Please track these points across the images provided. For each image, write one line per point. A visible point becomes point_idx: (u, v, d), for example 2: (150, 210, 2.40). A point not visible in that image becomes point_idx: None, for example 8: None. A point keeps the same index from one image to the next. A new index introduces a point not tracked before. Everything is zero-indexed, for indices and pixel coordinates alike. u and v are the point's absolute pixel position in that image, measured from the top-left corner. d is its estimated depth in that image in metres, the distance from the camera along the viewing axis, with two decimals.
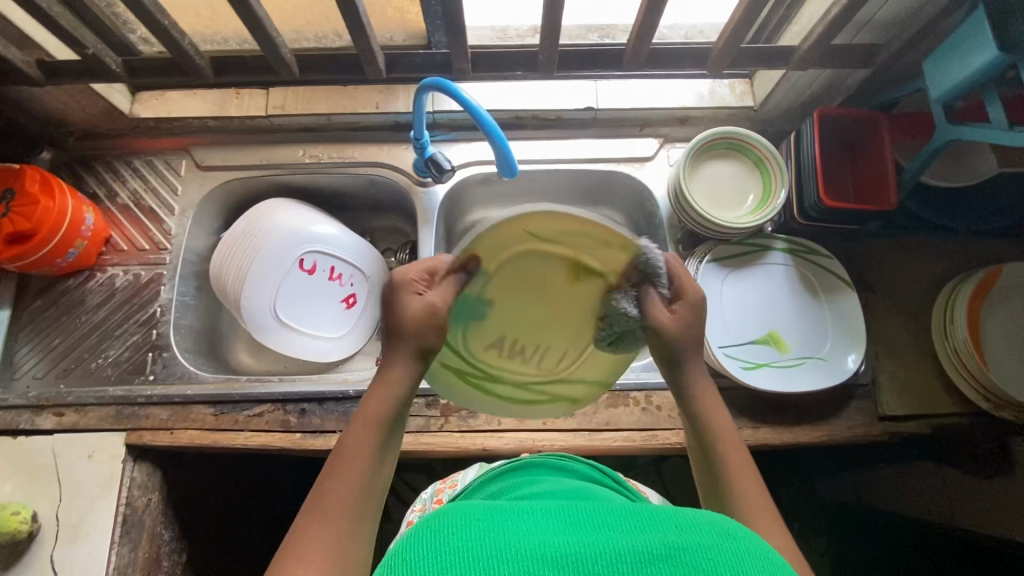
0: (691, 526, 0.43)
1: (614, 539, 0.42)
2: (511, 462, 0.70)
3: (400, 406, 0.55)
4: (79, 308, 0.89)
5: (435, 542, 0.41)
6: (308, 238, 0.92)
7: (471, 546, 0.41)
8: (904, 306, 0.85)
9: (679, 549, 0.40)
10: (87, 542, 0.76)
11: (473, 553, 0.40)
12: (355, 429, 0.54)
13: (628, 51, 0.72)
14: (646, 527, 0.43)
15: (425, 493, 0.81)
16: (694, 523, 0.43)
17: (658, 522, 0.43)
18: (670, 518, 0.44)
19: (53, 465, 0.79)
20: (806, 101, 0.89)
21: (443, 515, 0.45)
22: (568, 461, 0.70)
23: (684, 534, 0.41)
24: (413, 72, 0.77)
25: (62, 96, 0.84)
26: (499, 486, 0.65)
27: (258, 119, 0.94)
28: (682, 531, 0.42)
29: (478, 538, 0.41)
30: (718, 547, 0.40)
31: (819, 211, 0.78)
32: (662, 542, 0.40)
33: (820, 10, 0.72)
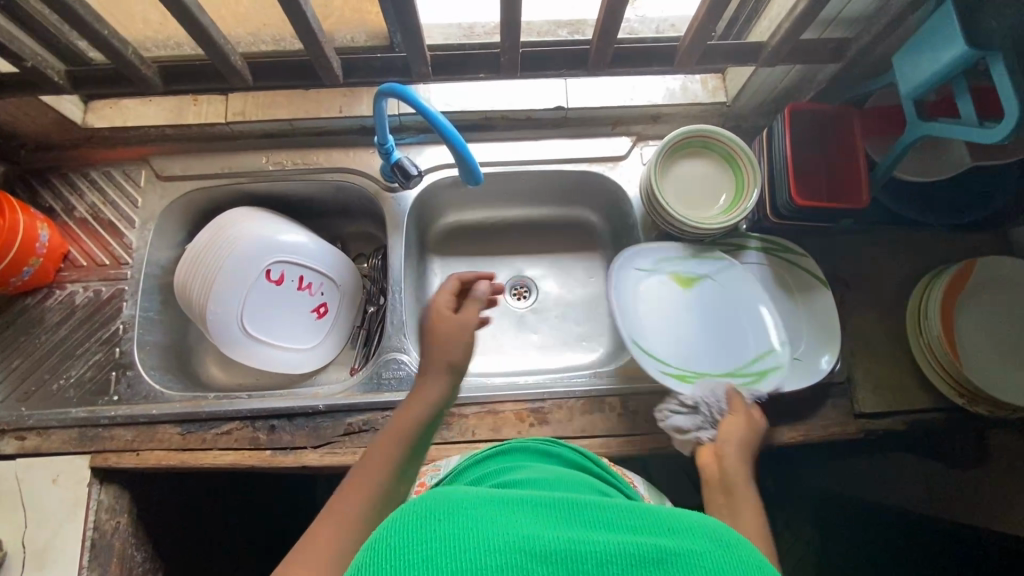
0: (685, 527, 0.41)
1: (606, 536, 0.40)
2: (493, 447, 0.69)
3: (431, 417, 0.63)
4: (39, 327, 0.86)
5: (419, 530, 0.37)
6: (277, 246, 0.90)
7: (461, 532, 0.38)
8: (879, 302, 0.85)
9: (673, 554, 0.38)
10: (53, 569, 0.74)
11: (465, 540, 0.37)
12: (382, 438, 0.59)
13: (592, 50, 0.70)
14: (638, 528, 0.41)
15: None
16: (686, 524, 0.41)
17: (654, 524, 0.41)
18: (665, 517, 0.42)
19: (16, 491, 0.77)
20: (778, 96, 0.87)
21: (426, 496, 0.41)
22: (555, 445, 0.69)
23: (677, 538, 0.40)
24: (372, 76, 0.74)
25: (8, 109, 0.80)
26: (485, 470, 0.64)
27: (218, 127, 0.91)
28: (674, 535, 0.40)
29: (467, 520, 0.38)
30: (711, 554, 0.38)
31: (791, 210, 0.77)
32: (655, 545, 0.39)
33: (788, 5, 0.70)
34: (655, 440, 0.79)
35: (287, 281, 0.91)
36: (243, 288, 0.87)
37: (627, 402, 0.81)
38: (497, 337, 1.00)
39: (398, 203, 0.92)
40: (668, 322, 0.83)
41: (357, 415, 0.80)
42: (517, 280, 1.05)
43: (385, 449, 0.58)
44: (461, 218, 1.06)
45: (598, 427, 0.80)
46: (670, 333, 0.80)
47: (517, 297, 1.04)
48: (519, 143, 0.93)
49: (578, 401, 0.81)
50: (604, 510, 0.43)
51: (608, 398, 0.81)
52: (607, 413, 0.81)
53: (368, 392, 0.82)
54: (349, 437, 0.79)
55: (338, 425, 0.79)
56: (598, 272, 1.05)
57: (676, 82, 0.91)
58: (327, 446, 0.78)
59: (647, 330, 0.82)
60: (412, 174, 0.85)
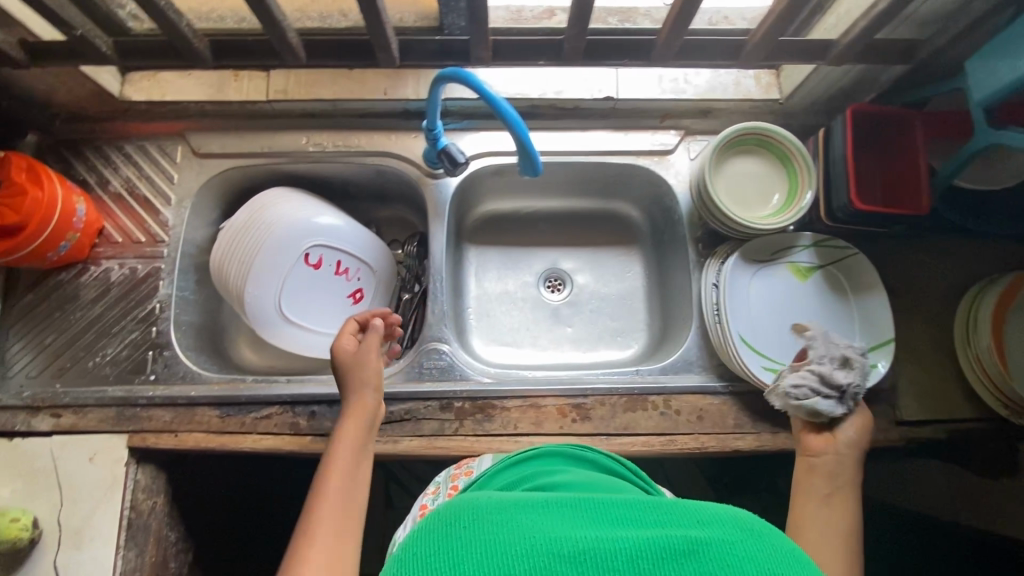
0: (715, 520, 0.42)
1: (634, 533, 0.41)
2: (524, 451, 0.66)
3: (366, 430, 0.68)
4: (74, 303, 0.84)
5: (444, 542, 0.41)
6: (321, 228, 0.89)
7: (490, 540, 0.40)
8: (926, 310, 0.84)
9: (707, 546, 0.39)
10: (91, 548, 0.74)
11: (490, 547, 0.39)
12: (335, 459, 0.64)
13: (660, 40, 0.67)
14: (670, 523, 0.42)
15: (438, 477, 0.73)
16: (720, 517, 0.43)
17: (682, 518, 0.42)
18: (695, 513, 0.43)
19: (52, 469, 0.76)
20: (835, 95, 0.86)
21: (450, 508, 0.44)
22: (590, 453, 0.67)
23: (706, 530, 0.41)
24: (428, 59, 0.72)
25: (47, 78, 0.78)
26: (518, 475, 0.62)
27: (258, 104, 0.88)
28: (707, 527, 0.41)
29: (491, 527, 0.41)
30: (744, 543, 0.40)
31: (848, 213, 0.76)
32: (689, 538, 0.40)
33: (863, 2, 0.68)
34: (698, 440, 0.79)
35: (326, 265, 0.90)
36: (283, 269, 0.86)
37: (670, 401, 0.80)
38: (532, 330, 0.99)
39: (440, 190, 0.90)
40: (771, 316, 0.81)
41: (398, 404, 0.79)
42: (551, 272, 1.03)
43: (340, 456, 0.64)
44: (497, 207, 1.04)
45: (641, 425, 0.79)
46: (719, 333, 0.80)
47: (551, 290, 1.02)
48: (566, 133, 0.91)
49: (621, 398, 0.80)
50: (636, 511, 0.44)
51: (651, 396, 0.81)
52: (650, 412, 0.80)
53: (409, 381, 0.82)
54: (390, 425, 0.78)
55: None
56: (634, 267, 1.03)
57: (729, 76, 0.89)
58: None
59: (751, 325, 0.80)
60: (458, 162, 0.82)
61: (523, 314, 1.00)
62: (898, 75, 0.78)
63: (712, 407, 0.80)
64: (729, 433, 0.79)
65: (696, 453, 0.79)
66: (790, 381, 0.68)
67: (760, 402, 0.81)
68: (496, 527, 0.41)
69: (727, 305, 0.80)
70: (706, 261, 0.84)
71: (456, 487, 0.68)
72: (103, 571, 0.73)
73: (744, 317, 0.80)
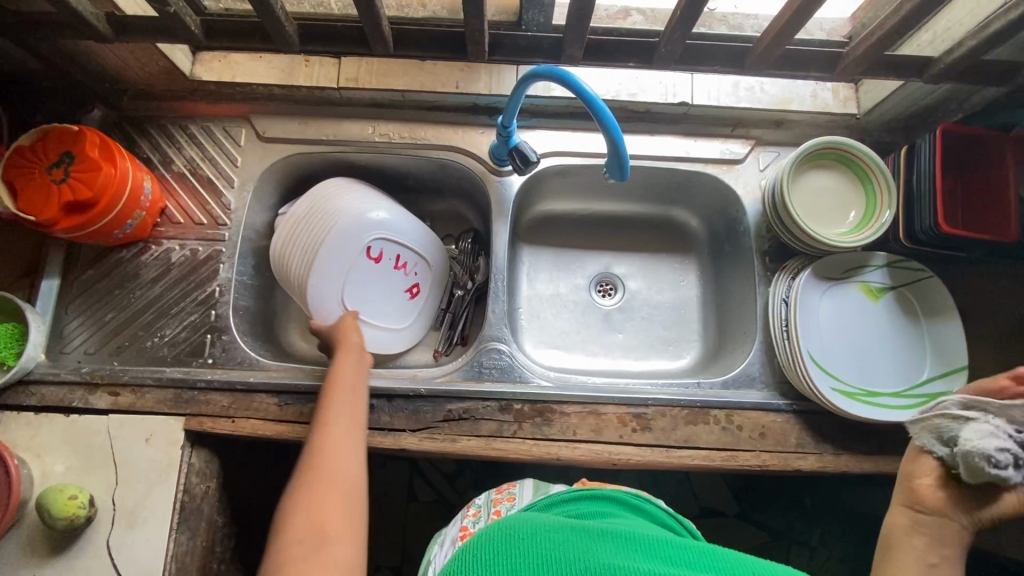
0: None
1: (694, 572, 0.49)
2: (576, 489, 0.68)
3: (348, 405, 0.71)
4: (134, 282, 0.84)
5: (516, 548, 0.52)
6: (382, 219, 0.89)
7: (546, 553, 0.51)
8: (998, 338, 0.82)
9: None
10: (145, 529, 0.73)
11: (547, 560, 0.50)
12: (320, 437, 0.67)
13: (758, 48, 0.66)
14: (730, 571, 0.50)
15: (478, 499, 0.77)
16: (777, 573, 0.50)
17: (745, 570, 0.50)
18: (757, 566, 0.51)
19: (109, 447, 0.76)
20: (916, 113, 0.84)
21: (516, 523, 0.55)
22: (643, 501, 0.68)
23: None
24: (515, 55, 0.70)
25: (124, 53, 0.77)
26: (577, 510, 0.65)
27: (327, 91, 0.87)
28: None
29: (548, 542, 0.52)
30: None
31: (930, 235, 0.74)
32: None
33: (970, 21, 0.66)
34: (760, 457, 0.77)
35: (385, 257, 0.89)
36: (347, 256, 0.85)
37: (732, 416, 0.79)
38: (583, 335, 0.98)
39: (504, 187, 0.89)
40: (841, 342, 0.79)
41: (456, 402, 0.78)
42: (604, 277, 1.02)
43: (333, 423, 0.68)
44: (553, 208, 1.02)
45: (703, 439, 0.78)
46: (786, 350, 0.78)
47: (603, 295, 1.01)
48: (635, 137, 0.89)
49: (682, 410, 0.79)
50: (696, 554, 0.52)
51: (713, 410, 0.79)
52: (712, 426, 0.78)
53: (467, 379, 0.81)
54: (448, 423, 0.77)
55: (437, 411, 0.78)
56: (689, 277, 1.01)
57: (806, 88, 0.88)
58: (426, 430, 0.77)
59: (822, 349, 0.78)
60: (531, 161, 0.80)
61: (574, 318, 0.99)
62: (990, 97, 0.76)
63: (775, 424, 0.79)
64: (792, 452, 0.77)
65: (756, 471, 0.78)
66: (992, 441, 0.54)
67: (824, 422, 0.79)
68: (564, 546, 0.51)
69: (799, 326, 0.78)
70: (775, 275, 0.83)
71: (499, 512, 0.73)
72: (155, 554, 0.73)
73: (815, 335, 0.79)
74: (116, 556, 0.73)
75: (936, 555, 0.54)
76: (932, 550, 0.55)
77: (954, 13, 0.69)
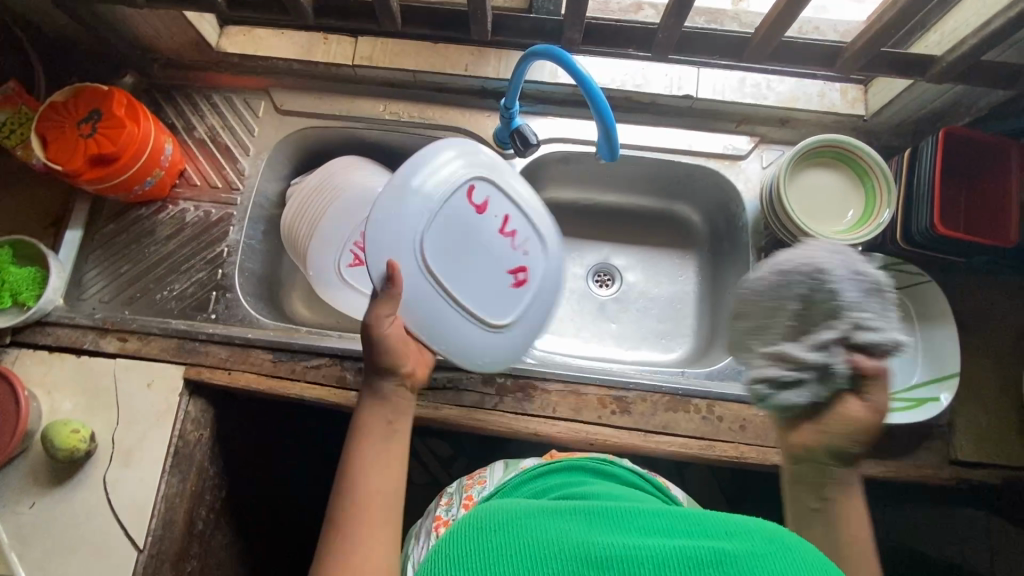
0: (741, 532, 0.48)
1: (657, 541, 0.47)
2: (545, 463, 0.70)
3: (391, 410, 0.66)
4: (150, 238, 0.89)
5: (486, 551, 0.47)
6: (489, 163, 0.73)
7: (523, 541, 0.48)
8: (994, 349, 0.80)
9: (736, 558, 0.44)
10: (139, 468, 0.77)
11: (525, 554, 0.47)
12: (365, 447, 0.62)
13: (757, 37, 0.66)
14: (695, 532, 0.48)
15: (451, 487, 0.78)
16: (745, 530, 0.48)
17: (711, 529, 0.48)
18: (723, 526, 0.49)
19: (113, 389, 0.80)
20: (924, 117, 0.83)
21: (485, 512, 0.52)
22: (607, 463, 0.71)
23: (732, 542, 0.46)
24: (521, 37, 0.72)
25: (154, 21, 0.82)
26: (538, 486, 0.67)
27: (343, 69, 0.91)
28: (730, 538, 0.47)
29: (525, 529, 0.49)
30: (767, 552, 0.45)
31: (926, 237, 0.73)
32: (714, 549, 0.45)
33: (974, 20, 0.66)
34: (739, 449, 0.77)
35: (484, 210, 0.71)
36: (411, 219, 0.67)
37: (713, 406, 0.79)
38: (577, 322, 0.99)
39: None
40: None
41: (443, 371, 0.80)
42: (601, 266, 1.03)
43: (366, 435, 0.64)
44: (557, 196, 1.03)
45: (681, 426, 0.78)
46: None
47: (600, 285, 1.02)
48: (638, 127, 0.90)
49: (664, 397, 0.79)
50: (654, 518, 0.51)
51: (695, 399, 0.79)
52: (692, 414, 0.79)
53: None
54: (432, 391, 0.79)
55: None
56: (688, 273, 1.01)
57: (814, 87, 0.87)
58: None
59: None
60: (530, 143, 0.83)
61: (570, 305, 1.00)
62: (998, 102, 0.75)
63: (756, 418, 0.79)
64: (771, 447, 0.77)
65: (734, 463, 0.78)
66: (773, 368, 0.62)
67: None
68: (534, 538, 0.48)
69: None
70: None
71: (469, 497, 0.73)
72: (148, 492, 0.77)
73: None
74: (111, 491, 0.77)
75: (818, 499, 0.59)
76: (814, 496, 0.60)
77: (960, 13, 0.68)
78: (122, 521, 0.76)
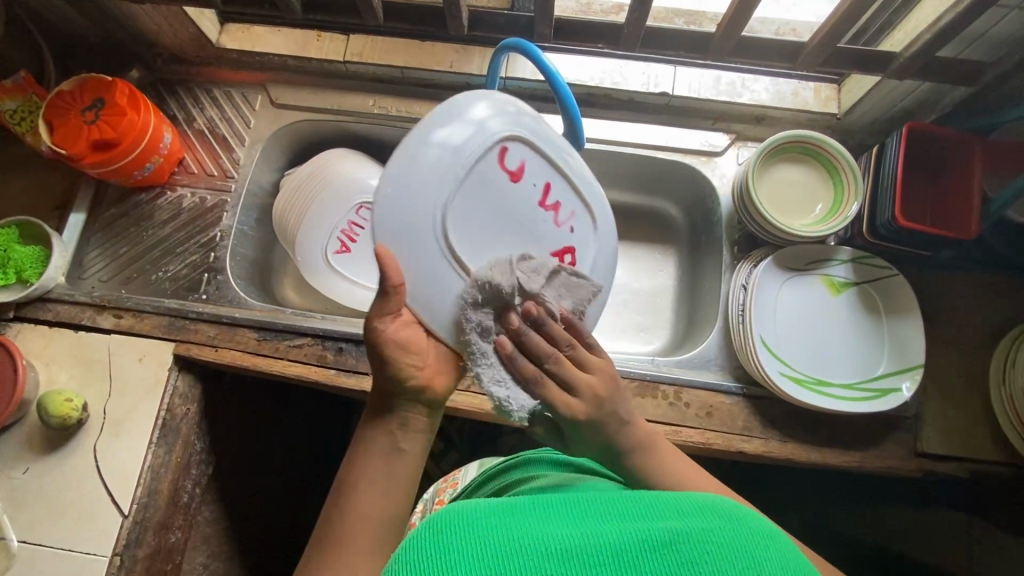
0: (693, 509, 0.40)
1: (613, 530, 0.38)
2: (507, 458, 0.73)
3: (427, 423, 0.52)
4: (148, 222, 0.93)
5: (441, 550, 0.37)
6: (533, 125, 0.58)
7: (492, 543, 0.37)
8: (963, 344, 0.81)
9: (687, 535, 0.37)
10: (128, 438, 0.81)
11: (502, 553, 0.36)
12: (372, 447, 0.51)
13: (717, 35, 0.73)
14: (647, 516, 0.40)
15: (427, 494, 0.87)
16: (695, 506, 0.41)
17: (665, 511, 0.40)
18: (668, 503, 0.41)
19: (107, 362, 0.84)
20: (894, 115, 0.85)
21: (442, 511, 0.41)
22: (572, 455, 0.70)
23: (686, 522, 0.39)
24: (495, 31, 0.79)
25: (158, 17, 0.87)
26: (502, 483, 0.68)
27: (335, 64, 0.96)
28: (684, 518, 0.39)
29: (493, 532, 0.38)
30: (724, 529, 0.38)
31: (890, 230, 0.75)
32: (666, 530, 0.38)
33: (930, 17, 0.68)
34: (705, 435, 0.78)
35: (520, 179, 0.57)
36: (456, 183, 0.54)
37: (681, 394, 0.80)
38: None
39: None
40: (795, 332, 0.80)
41: None
42: None
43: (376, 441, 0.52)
44: None
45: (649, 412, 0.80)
46: (740, 334, 0.80)
47: None
48: (616, 123, 0.92)
49: (633, 383, 0.81)
50: (600, 508, 0.42)
51: (663, 386, 0.80)
52: (660, 401, 0.80)
53: None
54: None
55: None
56: (667, 269, 1.03)
57: (788, 86, 0.90)
58: None
59: (774, 336, 0.79)
60: None
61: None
62: (962, 99, 0.77)
63: (723, 405, 0.80)
64: (737, 434, 0.79)
65: (700, 450, 0.79)
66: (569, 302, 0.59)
67: (774, 409, 0.80)
68: (487, 540, 0.38)
69: (752, 311, 0.79)
70: (738, 263, 0.84)
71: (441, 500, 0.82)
72: (134, 461, 0.80)
73: (769, 322, 0.80)
74: (100, 459, 0.81)
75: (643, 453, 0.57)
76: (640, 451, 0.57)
77: (919, 12, 0.71)
78: (109, 488, 0.79)
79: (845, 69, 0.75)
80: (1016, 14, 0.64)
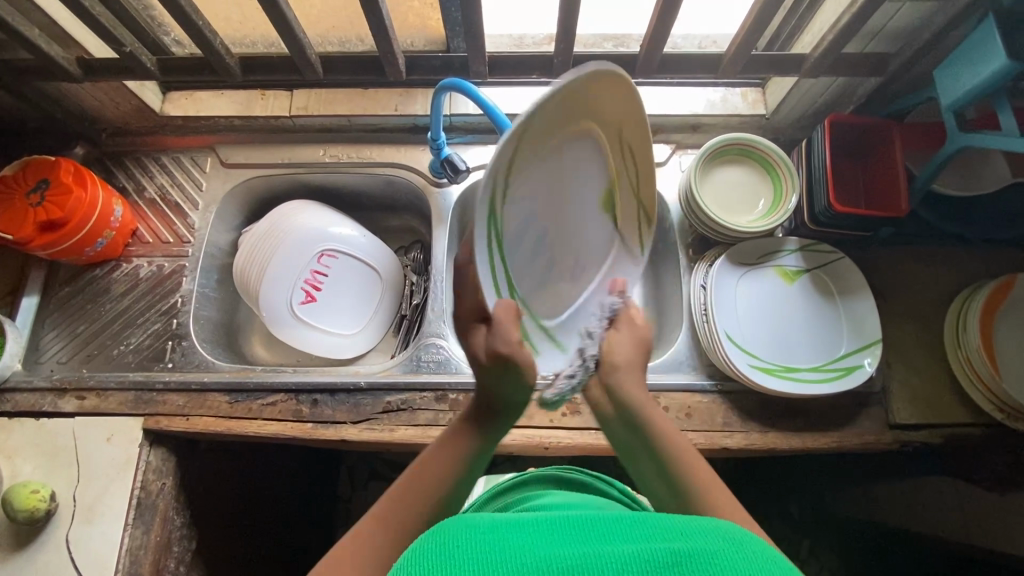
0: (696, 530, 0.37)
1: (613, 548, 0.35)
2: (509, 477, 0.70)
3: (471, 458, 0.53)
4: (104, 296, 0.92)
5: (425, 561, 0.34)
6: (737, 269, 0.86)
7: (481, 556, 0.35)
8: (916, 315, 0.85)
9: (688, 555, 0.34)
10: (102, 522, 0.78)
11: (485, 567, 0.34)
12: (418, 472, 0.50)
13: (642, 56, 0.79)
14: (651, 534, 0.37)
15: None
16: (701, 528, 0.37)
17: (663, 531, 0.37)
18: (673, 525, 0.38)
19: (72, 448, 0.81)
20: (817, 111, 0.90)
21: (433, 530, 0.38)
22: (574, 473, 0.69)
23: (689, 541, 0.35)
24: (431, 73, 0.85)
25: (98, 94, 0.88)
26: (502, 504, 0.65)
27: (282, 120, 0.97)
28: (686, 538, 0.36)
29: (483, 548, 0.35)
30: (724, 553, 0.34)
31: (829, 216, 0.80)
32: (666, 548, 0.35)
33: (831, 19, 0.74)
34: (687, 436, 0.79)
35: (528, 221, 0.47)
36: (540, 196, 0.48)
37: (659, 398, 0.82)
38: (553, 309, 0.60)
39: (444, 198, 0.96)
40: (758, 323, 0.83)
41: (396, 394, 0.83)
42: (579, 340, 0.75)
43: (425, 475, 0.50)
44: None
45: None
46: (707, 334, 0.81)
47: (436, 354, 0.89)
48: None
49: None
50: (604, 527, 0.39)
51: None
52: None
53: (406, 373, 0.86)
54: (387, 414, 0.82)
55: (377, 402, 0.83)
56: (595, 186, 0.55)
57: (717, 94, 0.94)
58: (366, 422, 0.81)
59: (739, 329, 0.82)
60: (460, 169, 0.87)
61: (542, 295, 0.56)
62: (874, 89, 0.83)
63: (701, 404, 0.81)
64: (718, 431, 0.80)
65: None
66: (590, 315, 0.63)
67: (750, 401, 0.81)
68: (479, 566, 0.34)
69: (712, 302, 0.82)
70: (695, 264, 0.87)
71: None
72: (109, 547, 0.77)
73: (732, 317, 0.82)
74: (73, 550, 0.77)
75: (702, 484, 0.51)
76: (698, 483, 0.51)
77: (822, 15, 0.77)
78: None
79: (763, 72, 0.80)
80: (907, 7, 0.70)
